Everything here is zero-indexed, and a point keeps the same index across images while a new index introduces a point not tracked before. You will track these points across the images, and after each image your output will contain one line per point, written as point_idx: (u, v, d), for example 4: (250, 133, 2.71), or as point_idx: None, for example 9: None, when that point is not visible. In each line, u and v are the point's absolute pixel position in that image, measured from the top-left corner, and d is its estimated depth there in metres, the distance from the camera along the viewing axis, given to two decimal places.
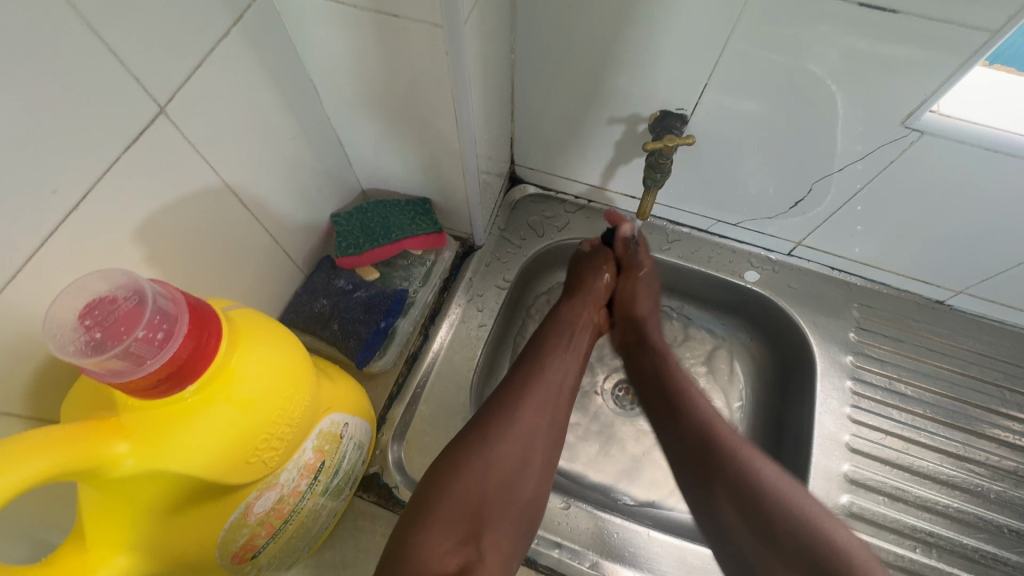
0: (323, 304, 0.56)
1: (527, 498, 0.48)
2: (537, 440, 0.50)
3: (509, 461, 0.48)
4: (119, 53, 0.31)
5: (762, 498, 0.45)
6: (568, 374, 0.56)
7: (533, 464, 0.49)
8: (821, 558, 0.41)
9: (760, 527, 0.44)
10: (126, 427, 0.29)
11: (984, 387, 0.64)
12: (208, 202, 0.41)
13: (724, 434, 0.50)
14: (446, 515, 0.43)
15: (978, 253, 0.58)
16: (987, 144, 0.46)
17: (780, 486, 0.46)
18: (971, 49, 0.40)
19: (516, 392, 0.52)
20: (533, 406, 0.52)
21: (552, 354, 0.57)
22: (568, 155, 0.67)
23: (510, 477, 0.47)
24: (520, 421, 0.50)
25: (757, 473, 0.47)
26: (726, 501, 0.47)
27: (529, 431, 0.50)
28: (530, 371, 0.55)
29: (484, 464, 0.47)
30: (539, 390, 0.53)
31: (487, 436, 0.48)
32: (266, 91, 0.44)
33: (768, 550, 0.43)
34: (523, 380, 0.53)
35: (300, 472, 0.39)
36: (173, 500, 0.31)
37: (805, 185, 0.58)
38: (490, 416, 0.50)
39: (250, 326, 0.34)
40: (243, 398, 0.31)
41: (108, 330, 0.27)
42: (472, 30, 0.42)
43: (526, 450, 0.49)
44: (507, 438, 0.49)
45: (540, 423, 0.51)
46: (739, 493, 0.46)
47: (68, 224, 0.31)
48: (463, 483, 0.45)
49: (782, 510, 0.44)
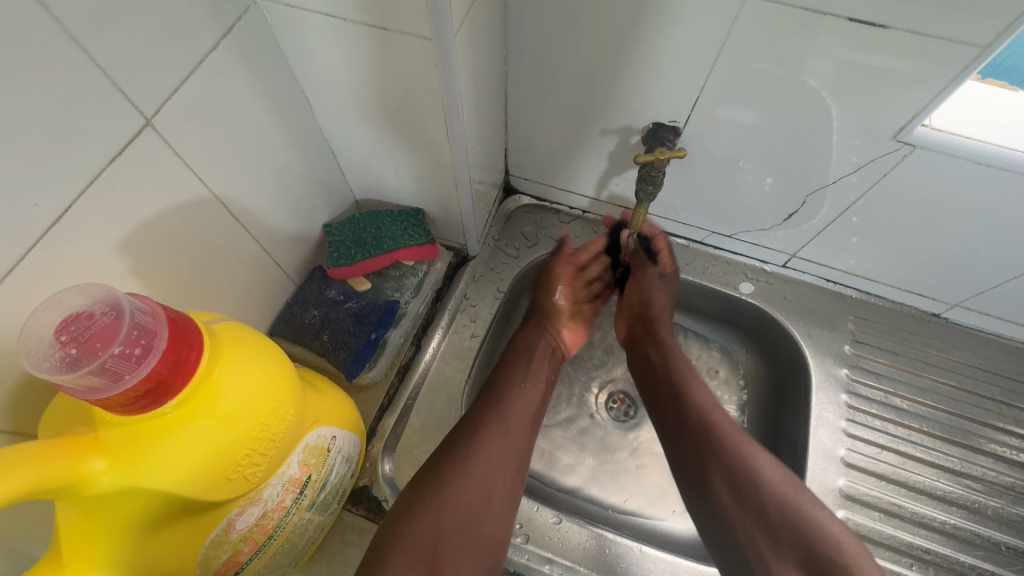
0: (314, 315, 0.55)
1: (489, 535, 0.46)
2: (498, 472, 0.49)
3: (467, 499, 0.47)
4: (105, 65, 0.31)
5: (761, 487, 0.48)
6: (532, 399, 0.56)
7: (492, 502, 0.48)
8: (815, 544, 0.44)
9: (757, 511, 0.48)
10: (104, 444, 0.28)
11: (981, 401, 0.63)
12: (198, 213, 0.41)
13: (724, 430, 0.53)
14: (401, 559, 0.42)
15: (973, 266, 0.57)
16: (978, 158, 0.46)
17: (773, 475, 0.49)
18: (962, 64, 0.40)
19: (475, 426, 0.51)
20: (494, 439, 0.51)
21: (516, 383, 0.57)
22: (562, 165, 0.67)
23: (468, 514, 0.46)
24: (478, 456, 0.49)
25: (752, 462, 0.50)
26: (725, 489, 0.50)
27: (488, 466, 0.49)
28: (492, 403, 0.54)
29: (440, 504, 0.45)
30: (502, 421, 0.52)
31: (443, 473, 0.47)
32: (257, 102, 0.44)
33: (763, 535, 0.47)
34: (482, 415, 0.52)
35: (285, 486, 0.39)
36: (151, 518, 0.31)
37: (800, 197, 0.58)
38: (447, 454, 0.49)
39: (234, 339, 0.33)
40: (224, 414, 0.31)
41: (84, 346, 0.26)
42: (462, 42, 0.42)
43: (486, 486, 0.48)
44: (464, 475, 0.47)
45: (503, 455, 0.50)
46: (737, 482, 0.49)
47: (50, 236, 0.31)
48: (417, 526, 0.44)
49: (777, 503, 0.47)
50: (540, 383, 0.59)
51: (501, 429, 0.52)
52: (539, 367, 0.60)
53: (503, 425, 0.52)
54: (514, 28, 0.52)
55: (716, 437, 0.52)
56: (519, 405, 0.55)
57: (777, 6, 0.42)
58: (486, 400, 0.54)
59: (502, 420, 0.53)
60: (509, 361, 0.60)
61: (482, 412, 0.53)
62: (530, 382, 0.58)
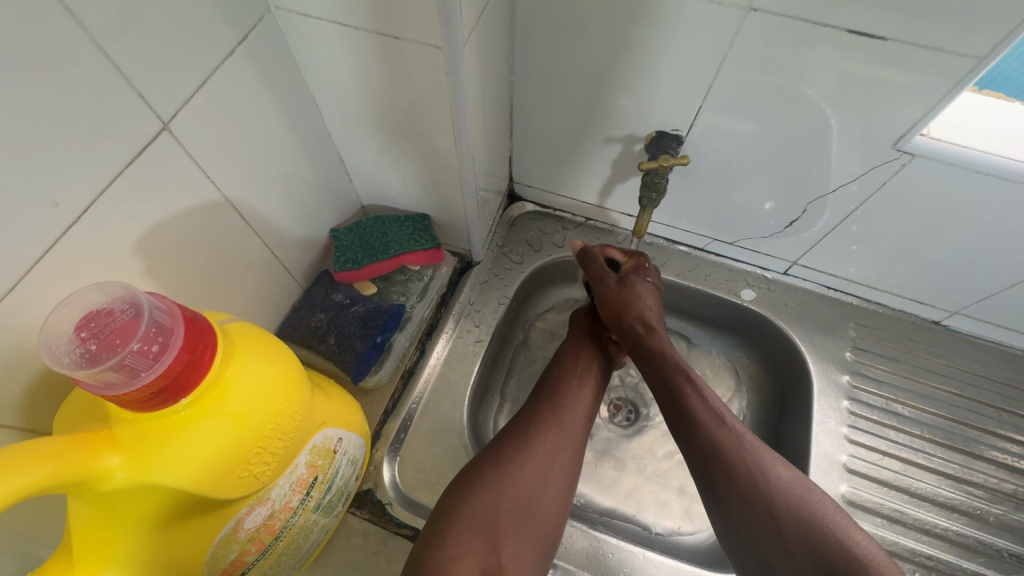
0: (320, 318, 0.56)
1: (547, 513, 0.47)
2: (557, 456, 0.50)
3: (528, 478, 0.47)
4: (125, 71, 0.32)
5: (771, 499, 0.45)
6: (586, 398, 0.56)
7: (550, 485, 0.48)
8: (834, 562, 0.41)
9: (780, 533, 0.44)
10: (118, 440, 0.28)
11: (982, 408, 0.63)
12: (209, 217, 0.42)
13: (730, 443, 0.48)
14: (464, 528, 0.43)
15: (971, 274, 0.58)
16: (974, 166, 0.47)
17: (793, 487, 0.45)
18: (959, 75, 0.41)
19: (534, 412, 0.53)
20: (552, 424, 0.51)
21: (568, 374, 0.57)
22: (565, 173, 0.68)
23: (528, 491, 0.47)
24: (538, 438, 0.50)
25: (770, 474, 0.46)
26: (738, 503, 0.46)
27: (547, 450, 0.50)
28: (547, 396, 0.55)
29: (503, 479, 0.47)
30: (556, 411, 0.53)
31: (505, 451, 0.49)
32: (269, 109, 0.45)
33: (779, 551, 0.44)
34: (541, 404, 0.54)
35: (292, 487, 0.39)
36: (162, 516, 0.31)
37: (800, 205, 0.59)
38: (509, 433, 0.51)
39: (245, 341, 0.34)
40: (235, 413, 0.31)
41: (103, 342, 0.27)
42: (470, 51, 0.43)
43: (546, 467, 0.49)
44: (525, 456, 0.48)
45: (558, 446, 0.50)
46: (749, 496, 0.46)
47: (69, 236, 0.32)
48: (480, 498, 0.45)
49: (790, 517, 0.44)
50: (591, 381, 0.57)
51: (556, 418, 0.52)
52: (586, 367, 0.58)
53: (558, 416, 0.52)
54: (521, 38, 0.53)
55: (721, 446, 0.48)
56: (572, 400, 0.54)
57: (778, 19, 0.43)
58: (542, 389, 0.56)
59: (555, 408, 0.53)
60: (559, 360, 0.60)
61: (538, 403, 0.54)
62: (582, 380, 0.57)
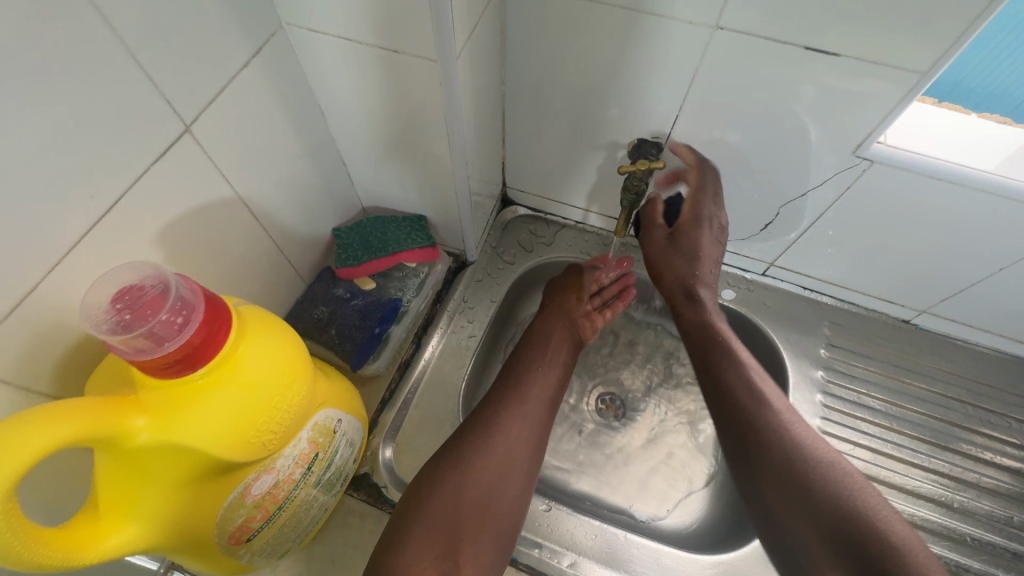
0: (322, 311, 0.59)
1: (505, 511, 0.50)
2: (518, 450, 0.53)
3: (487, 478, 0.50)
4: (156, 79, 0.36)
5: (808, 483, 0.47)
6: (550, 384, 0.60)
7: (510, 481, 0.51)
8: (871, 543, 0.42)
9: (817, 515, 0.45)
10: (143, 403, 0.32)
11: (949, 402, 0.67)
12: (222, 212, 0.46)
13: (765, 424, 0.51)
14: (424, 534, 0.46)
15: (934, 273, 0.62)
16: (927, 171, 0.51)
17: (831, 469, 0.47)
18: (908, 86, 0.46)
19: (495, 407, 0.56)
20: (512, 420, 0.55)
21: (533, 368, 0.61)
22: (555, 178, 0.72)
23: (486, 493, 0.50)
24: (497, 436, 0.53)
25: (807, 456, 0.48)
26: (770, 481, 0.49)
27: (505, 448, 0.53)
28: (509, 389, 0.58)
29: (461, 481, 0.49)
30: (520, 405, 0.56)
31: (465, 451, 0.51)
32: (279, 115, 0.49)
33: (814, 532, 0.45)
34: (501, 399, 0.57)
35: (295, 460, 0.42)
36: (178, 476, 0.34)
37: (774, 208, 0.63)
38: (468, 434, 0.53)
39: (256, 322, 0.37)
40: (248, 383, 0.35)
41: (136, 313, 0.31)
42: (463, 63, 0.47)
43: (504, 467, 0.52)
44: (484, 455, 0.51)
45: (522, 439, 0.54)
46: (783, 476, 0.48)
47: (101, 225, 0.36)
48: (440, 501, 0.48)
49: (829, 500, 0.45)
50: (558, 366, 0.63)
51: (518, 412, 0.56)
52: (555, 354, 0.64)
53: (522, 407, 0.56)
54: (512, 52, 0.58)
55: (758, 427, 0.51)
56: (534, 391, 0.59)
57: (743, 36, 0.47)
58: (503, 386, 0.59)
59: (519, 404, 0.57)
60: (528, 349, 0.64)
61: (499, 397, 0.57)
62: (547, 366, 0.62)
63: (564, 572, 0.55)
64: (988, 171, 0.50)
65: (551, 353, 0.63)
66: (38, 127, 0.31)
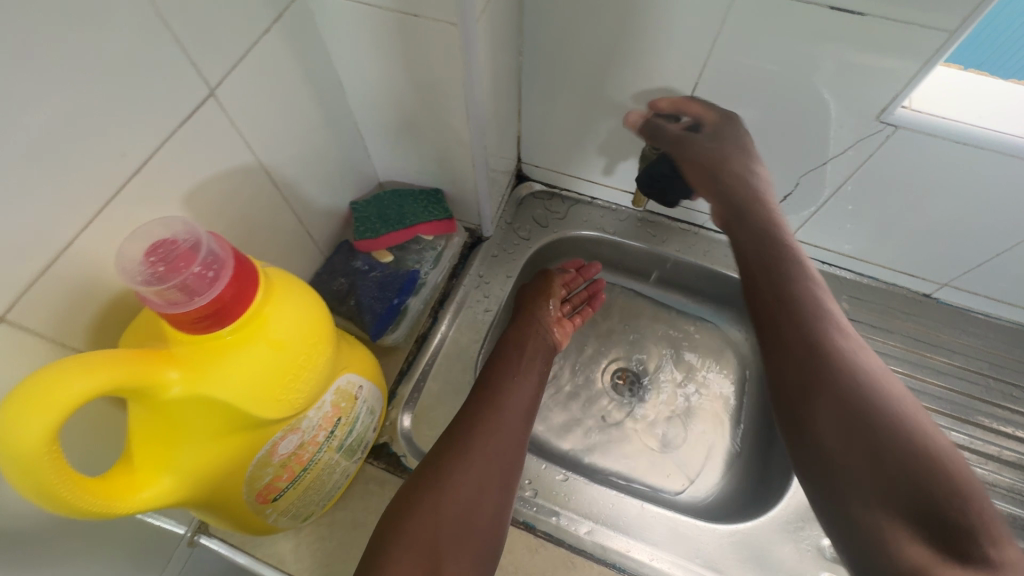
0: (341, 282, 0.60)
1: (485, 526, 0.47)
2: (494, 466, 0.50)
3: (466, 495, 0.47)
4: (181, 41, 0.36)
5: (846, 394, 0.42)
6: (527, 395, 0.57)
7: (491, 492, 0.49)
8: (913, 472, 0.38)
9: (856, 434, 0.41)
10: (176, 358, 0.33)
11: (971, 376, 0.66)
12: (244, 178, 0.46)
13: (802, 340, 0.47)
14: (405, 556, 0.43)
15: (959, 246, 0.61)
16: (955, 136, 0.49)
17: (879, 387, 0.43)
18: (932, 50, 0.44)
19: (470, 421, 0.52)
20: (490, 434, 0.52)
21: (508, 377, 0.57)
22: (571, 151, 0.71)
23: (467, 508, 0.47)
24: (475, 451, 0.50)
25: (852, 370, 0.44)
26: (798, 385, 0.45)
27: (484, 462, 0.50)
28: (485, 398, 0.55)
29: (439, 499, 0.46)
30: (496, 417, 0.53)
31: (442, 467, 0.48)
32: (298, 81, 0.49)
33: (844, 451, 0.41)
34: (477, 412, 0.53)
35: (320, 422, 0.43)
36: (209, 430, 0.35)
37: (794, 179, 0.62)
38: (445, 450, 0.50)
39: (283, 283, 0.38)
40: (277, 340, 0.36)
41: (169, 265, 0.31)
42: (483, 27, 0.46)
43: (483, 482, 0.49)
44: (461, 471, 0.48)
45: (498, 452, 0.51)
46: (819, 386, 0.44)
47: (129, 186, 0.36)
48: (419, 521, 0.45)
49: (866, 417, 0.41)
50: (533, 375, 0.59)
51: (494, 423, 0.53)
52: (529, 363, 0.60)
53: (498, 419, 0.53)
54: (530, 22, 0.57)
55: (809, 359, 0.45)
56: (510, 401, 0.55)
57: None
58: (479, 394, 0.55)
59: (496, 415, 0.53)
60: (503, 357, 0.60)
61: (475, 406, 0.54)
62: (522, 374, 0.58)
63: (583, 539, 0.55)
64: (1015, 136, 0.48)
65: (525, 364, 0.60)
66: (70, 84, 0.31)
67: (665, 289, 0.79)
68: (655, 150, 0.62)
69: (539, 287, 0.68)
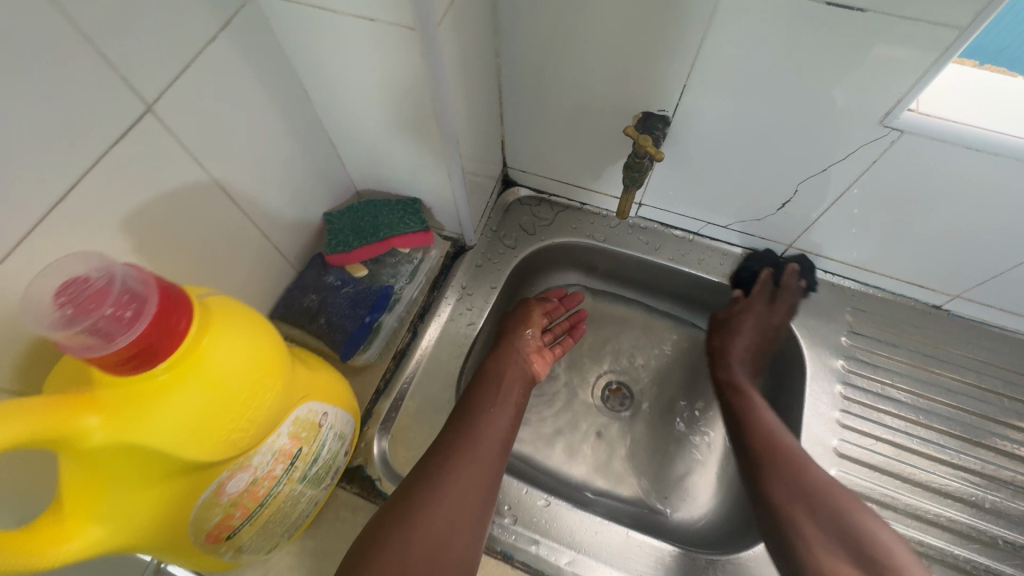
0: (312, 299, 0.57)
1: (456, 564, 0.44)
2: (466, 499, 0.47)
3: (437, 529, 0.45)
4: (109, 55, 0.33)
5: (795, 463, 0.52)
6: (504, 423, 0.55)
7: (462, 529, 0.46)
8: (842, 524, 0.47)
9: (804, 493, 0.50)
10: (99, 402, 0.30)
11: (983, 394, 0.62)
12: (196, 197, 0.43)
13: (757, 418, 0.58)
14: None
15: (973, 256, 0.56)
16: (966, 142, 0.45)
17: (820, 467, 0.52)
18: (944, 46, 0.40)
19: (443, 452, 0.50)
20: (464, 464, 0.49)
21: (486, 403, 0.55)
22: (558, 156, 0.68)
23: (437, 543, 0.44)
24: (448, 483, 0.47)
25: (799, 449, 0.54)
26: (754, 451, 0.55)
27: (456, 495, 0.47)
28: (460, 424, 0.53)
29: (409, 533, 0.44)
30: (471, 445, 0.51)
31: (412, 503, 0.46)
32: (256, 92, 0.46)
33: (796, 506, 0.49)
34: (453, 441, 0.51)
35: (275, 456, 0.41)
36: (141, 476, 0.33)
37: (791, 186, 0.58)
38: (416, 481, 0.48)
39: (224, 313, 0.35)
40: (215, 379, 0.33)
41: (79, 306, 0.28)
42: (447, 31, 0.43)
43: (455, 515, 0.46)
44: (432, 503, 0.46)
45: (472, 482, 0.48)
46: (775, 451, 0.53)
47: (57, 212, 0.34)
48: (386, 557, 0.42)
49: (811, 482, 0.50)
50: (510, 405, 0.57)
51: (470, 453, 0.50)
52: (508, 390, 0.58)
53: (473, 448, 0.51)
54: (506, 20, 0.53)
55: (755, 432, 0.56)
56: (487, 432, 0.52)
57: None
58: (454, 420, 0.53)
59: (471, 445, 0.51)
60: (480, 384, 0.57)
61: (450, 433, 0.52)
62: (499, 404, 0.56)
63: (563, 570, 0.52)
64: None
65: (503, 393, 0.57)
66: None
67: (658, 299, 0.75)
68: (648, 157, 0.56)
69: (520, 314, 0.66)
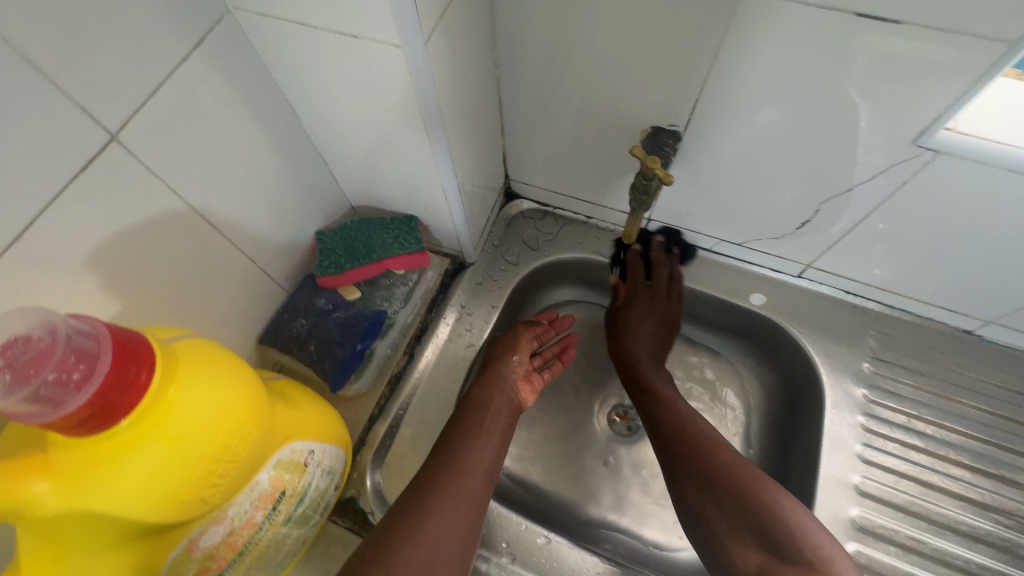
0: (301, 324, 0.55)
1: None
2: (446, 538, 0.45)
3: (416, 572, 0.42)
4: (63, 84, 0.31)
5: (697, 457, 0.52)
6: (491, 455, 0.52)
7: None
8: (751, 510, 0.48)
9: (712, 485, 0.50)
10: (51, 466, 0.28)
11: (1018, 429, 0.58)
12: (171, 226, 0.41)
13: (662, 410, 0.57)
14: None
15: (1012, 282, 0.52)
16: (1009, 164, 0.41)
17: (721, 445, 0.53)
18: (989, 61, 0.36)
19: (427, 488, 0.47)
20: (445, 499, 0.46)
21: (471, 433, 0.52)
22: (562, 169, 0.64)
23: None
24: (428, 521, 0.45)
25: (702, 432, 0.54)
26: (665, 450, 0.55)
27: (436, 534, 0.44)
28: (445, 457, 0.50)
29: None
30: (456, 481, 0.48)
31: (389, 544, 0.43)
32: (236, 112, 0.43)
33: (708, 503, 0.50)
34: (436, 476, 0.48)
35: (254, 504, 0.38)
36: (102, 537, 0.31)
37: (812, 207, 0.54)
38: (397, 519, 0.45)
39: (192, 357, 0.32)
40: (178, 435, 0.30)
41: (18, 372, 0.26)
42: (436, 45, 0.39)
43: (434, 557, 0.43)
44: (411, 543, 0.43)
45: (453, 521, 0.46)
46: (683, 447, 0.54)
47: (12, 252, 0.31)
48: None
49: (716, 470, 0.51)
50: (497, 437, 0.54)
51: (454, 490, 0.47)
52: (494, 422, 0.54)
53: (456, 484, 0.48)
54: (505, 29, 0.49)
55: (664, 430, 0.56)
56: (471, 465, 0.50)
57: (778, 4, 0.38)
58: (439, 453, 0.50)
59: (454, 481, 0.48)
60: (464, 413, 0.54)
61: (434, 467, 0.49)
62: (486, 435, 0.53)
63: None
64: None
65: (488, 424, 0.54)
66: None
67: None
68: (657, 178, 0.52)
69: (510, 338, 0.62)
